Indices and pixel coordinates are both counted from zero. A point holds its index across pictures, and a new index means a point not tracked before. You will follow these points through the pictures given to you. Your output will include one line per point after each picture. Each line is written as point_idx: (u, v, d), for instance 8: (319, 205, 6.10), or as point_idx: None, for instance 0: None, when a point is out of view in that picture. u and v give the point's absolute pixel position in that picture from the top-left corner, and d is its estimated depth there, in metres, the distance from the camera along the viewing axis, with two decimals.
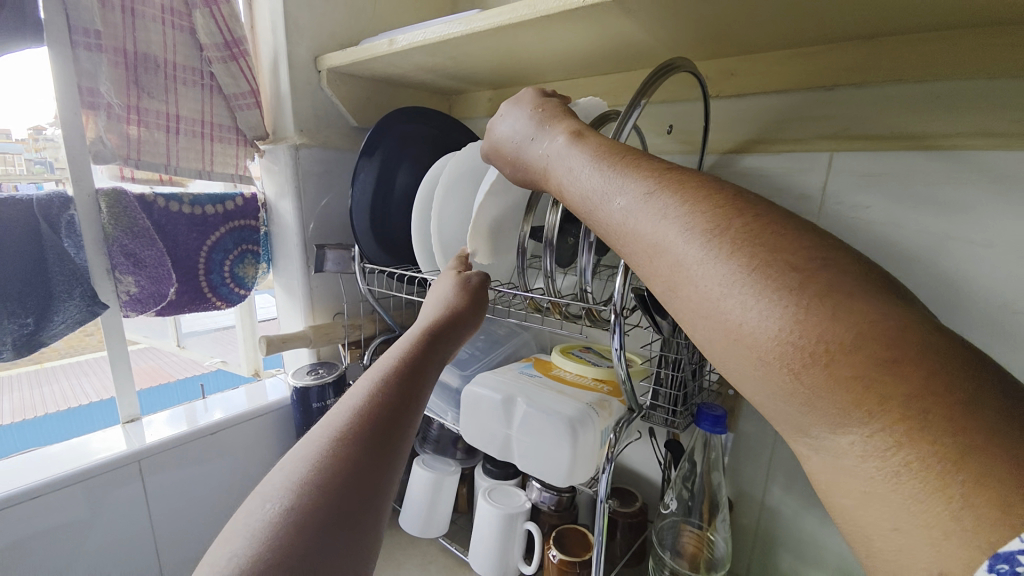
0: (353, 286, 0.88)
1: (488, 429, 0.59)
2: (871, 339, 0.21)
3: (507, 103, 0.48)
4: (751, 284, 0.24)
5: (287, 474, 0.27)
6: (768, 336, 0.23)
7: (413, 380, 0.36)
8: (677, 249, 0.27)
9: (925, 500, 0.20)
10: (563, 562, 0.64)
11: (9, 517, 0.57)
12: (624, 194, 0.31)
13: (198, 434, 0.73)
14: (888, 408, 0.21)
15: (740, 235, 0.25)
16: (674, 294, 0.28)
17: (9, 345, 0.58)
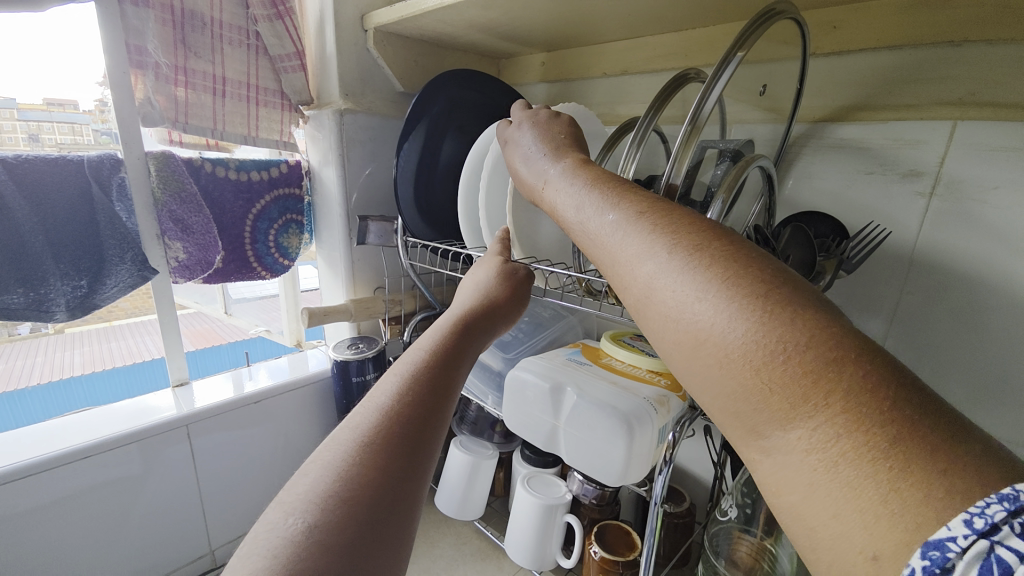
0: (394, 261, 0.86)
1: (533, 417, 0.56)
2: (820, 340, 0.21)
3: (525, 119, 0.47)
4: (723, 288, 0.23)
5: (313, 483, 0.24)
6: (735, 337, 0.23)
7: (445, 373, 0.33)
8: (658, 259, 0.26)
9: (857, 486, 0.19)
10: (605, 560, 0.60)
11: (66, 471, 0.59)
12: (615, 209, 0.30)
13: (243, 401, 0.74)
14: (831, 401, 0.20)
15: (719, 249, 0.25)
16: (646, 309, 0.27)
17: (63, 306, 0.58)
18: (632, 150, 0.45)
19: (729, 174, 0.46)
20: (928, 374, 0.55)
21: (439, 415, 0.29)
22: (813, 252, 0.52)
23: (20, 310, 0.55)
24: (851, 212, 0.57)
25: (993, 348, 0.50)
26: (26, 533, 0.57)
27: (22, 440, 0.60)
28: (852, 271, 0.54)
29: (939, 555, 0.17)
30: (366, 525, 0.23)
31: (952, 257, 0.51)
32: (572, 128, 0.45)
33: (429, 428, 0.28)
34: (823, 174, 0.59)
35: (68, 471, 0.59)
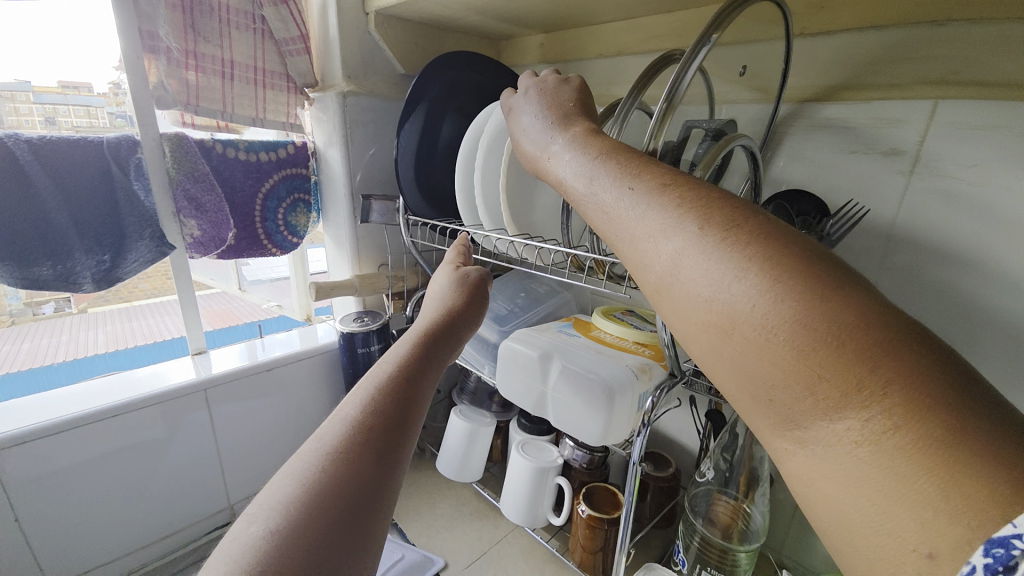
0: (397, 239, 0.89)
1: (524, 384, 0.59)
2: (875, 329, 0.21)
3: (528, 90, 0.46)
4: (771, 272, 0.23)
5: (277, 492, 0.28)
6: (782, 324, 0.23)
7: (411, 384, 0.36)
8: (692, 238, 0.26)
9: (916, 480, 0.20)
10: (591, 517, 0.64)
11: (97, 430, 0.64)
12: (637, 183, 0.29)
13: (256, 369, 0.78)
14: (889, 393, 0.20)
15: (762, 230, 0.25)
16: (673, 295, 0.27)
17: (89, 278, 0.63)
18: (613, 128, 0.47)
19: (709, 152, 0.49)
20: None
21: (409, 421, 0.34)
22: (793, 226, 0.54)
23: (49, 281, 0.60)
24: (835, 190, 0.59)
25: (965, 322, 0.52)
26: (64, 485, 0.63)
27: (56, 400, 0.65)
28: (833, 244, 0.56)
29: (1003, 553, 0.18)
30: (338, 516, 0.27)
31: (930, 233, 0.53)
32: (581, 93, 0.44)
33: (396, 433, 0.32)
34: (811, 154, 0.60)
35: (98, 430, 0.64)
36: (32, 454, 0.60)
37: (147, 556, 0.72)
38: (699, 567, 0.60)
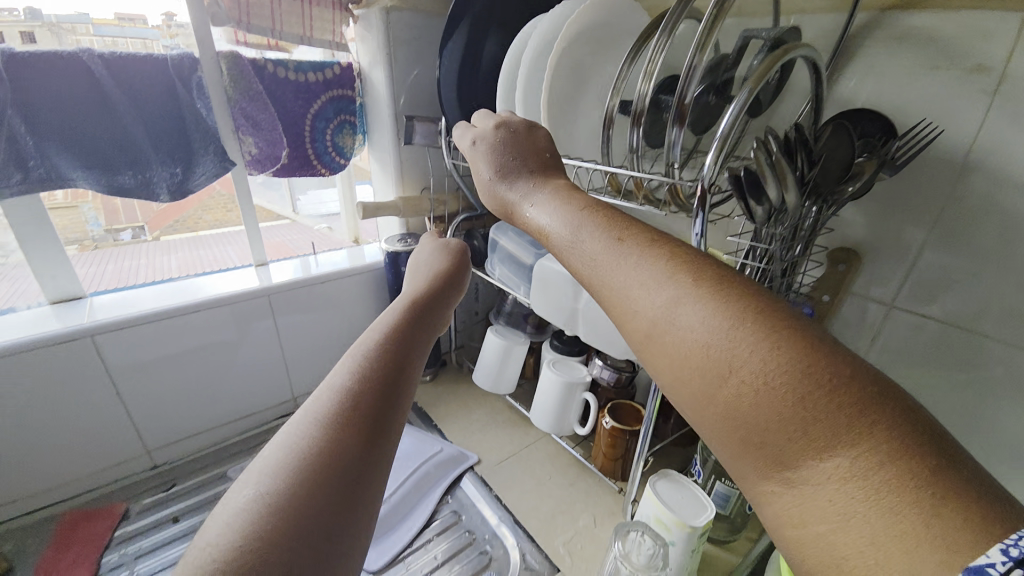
0: (439, 163, 0.91)
1: (557, 301, 0.63)
2: (836, 362, 0.19)
3: (500, 119, 0.43)
4: (733, 305, 0.21)
5: (267, 457, 0.24)
6: (750, 352, 0.20)
7: (408, 355, 0.34)
8: (657, 272, 0.24)
9: (899, 512, 0.16)
10: (614, 428, 0.69)
11: (181, 327, 0.74)
12: (602, 225, 0.28)
13: (310, 281, 0.85)
14: (861, 424, 0.18)
15: (721, 275, 0.23)
16: (638, 324, 0.24)
17: (166, 189, 0.69)
18: (659, 41, 0.46)
19: (761, 65, 0.46)
20: (956, 284, 0.54)
21: (403, 396, 0.31)
22: (852, 150, 0.52)
23: (132, 190, 0.67)
24: (904, 113, 0.54)
25: None
26: (158, 373, 0.74)
27: (147, 296, 0.75)
28: (892, 174, 0.53)
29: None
30: (325, 487, 0.23)
31: (1009, 162, 0.48)
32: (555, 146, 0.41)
33: (395, 409, 0.29)
34: (884, 70, 0.55)
35: (181, 328, 0.74)
36: (124, 341, 0.69)
37: (227, 433, 0.85)
38: (712, 477, 0.65)
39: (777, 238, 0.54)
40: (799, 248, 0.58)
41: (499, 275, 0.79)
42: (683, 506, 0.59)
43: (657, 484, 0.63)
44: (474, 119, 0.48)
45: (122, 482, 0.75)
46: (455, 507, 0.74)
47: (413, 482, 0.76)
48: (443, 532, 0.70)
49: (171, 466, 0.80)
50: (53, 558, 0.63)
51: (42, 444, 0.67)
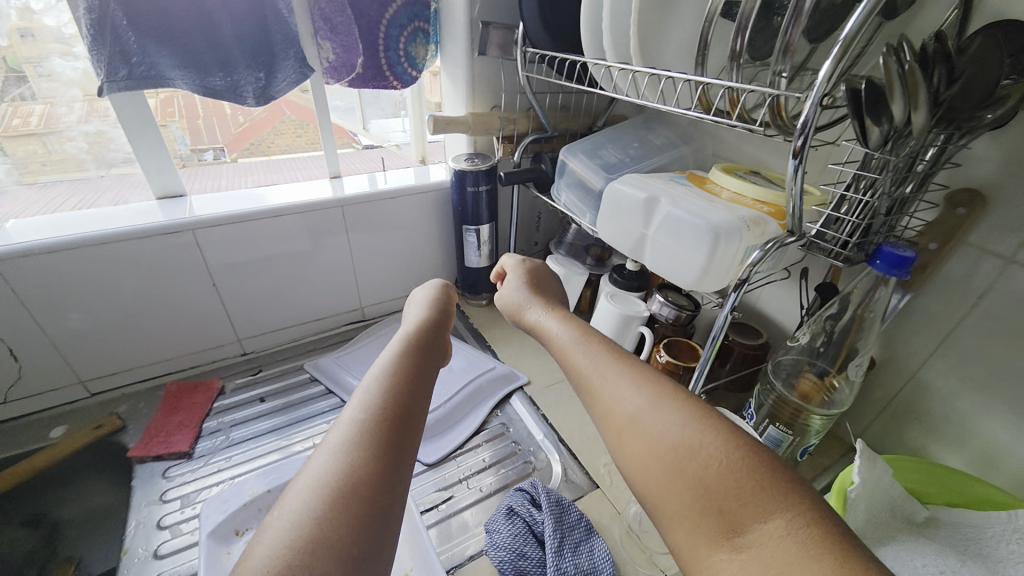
0: (512, 78, 0.86)
1: (625, 228, 0.60)
2: (766, 461, 0.31)
3: (524, 264, 0.69)
4: (705, 421, 0.34)
5: (303, 492, 0.30)
6: (715, 447, 0.32)
7: (412, 389, 0.40)
8: (653, 395, 0.37)
9: (814, 548, 0.25)
10: (669, 363, 0.69)
11: (263, 230, 0.79)
12: (614, 356, 0.44)
13: (379, 196, 0.87)
14: (785, 496, 0.29)
15: (694, 402, 0.37)
16: (628, 424, 0.37)
17: (251, 94, 0.72)
18: None
19: None
20: None
21: (409, 430, 0.36)
22: (1004, 68, 0.40)
23: (223, 92, 0.70)
24: None
25: None
26: (244, 271, 0.81)
27: (236, 199, 0.81)
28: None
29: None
30: (353, 524, 0.29)
31: None
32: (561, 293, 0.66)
33: (403, 447, 0.35)
34: None
35: (262, 231, 0.79)
36: (219, 238, 0.76)
37: (304, 332, 0.93)
38: (766, 421, 0.63)
39: (887, 168, 0.48)
40: (912, 185, 0.50)
41: (565, 202, 0.77)
42: None
43: None
44: (515, 256, 0.73)
45: (218, 363, 0.86)
46: (503, 420, 0.78)
47: (466, 393, 0.80)
48: (490, 440, 0.75)
49: (257, 354, 0.89)
50: (166, 417, 0.74)
51: (155, 326, 0.77)
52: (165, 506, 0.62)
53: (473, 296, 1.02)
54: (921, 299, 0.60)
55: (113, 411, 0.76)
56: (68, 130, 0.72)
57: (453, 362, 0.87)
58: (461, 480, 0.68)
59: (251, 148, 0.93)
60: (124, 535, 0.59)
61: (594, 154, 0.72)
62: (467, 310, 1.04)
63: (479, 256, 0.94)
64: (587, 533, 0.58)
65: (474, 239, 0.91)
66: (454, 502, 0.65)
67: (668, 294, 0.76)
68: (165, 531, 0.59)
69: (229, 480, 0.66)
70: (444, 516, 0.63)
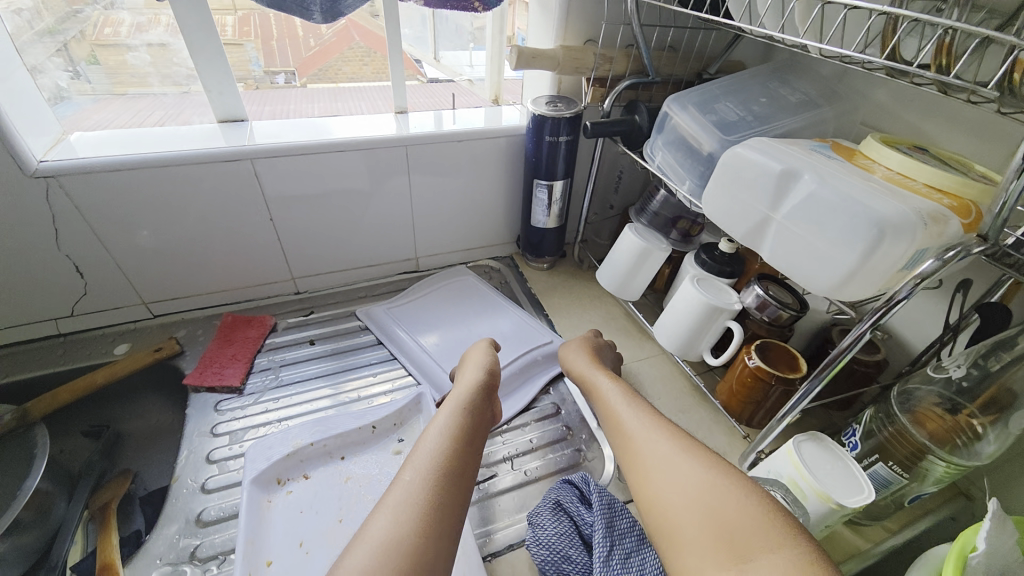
0: (616, 5, 0.72)
1: (744, 205, 0.49)
2: (768, 504, 0.40)
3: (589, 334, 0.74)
4: (722, 472, 0.44)
5: (370, 546, 0.37)
6: (730, 492, 0.42)
7: (462, 460, 0.47)
8: (681, 452, 0.47)
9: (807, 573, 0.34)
10: (759, 369, 0.58)
11: (324, 166, 0.73)
12: (650, 416, 0.53)
13: (446, 138, 0.78)
14: (783, 532, 0.38)
15: (714, 458, 0.46)
16: (663, 479, 0.45)
17: (318, 7, 0.63)
18: None
19: None
20: None
21: (457, 495, 0.43)
22: None
23: (289, 3, 0.62)
24: None
25: None
26: (306, 208, 0.77)
27: (296, 128, 0.75)
28: None
29: None
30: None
31: None
32: (614, 357, 0.72)
33: (456, 514, 0.42)
34: None
35: (322, 167, 0.73)
36: (278, 168, 0.71)
37: (357, 277, 0.90)
38: (873, 456, 0.53)
39: None
40: None
41: (658, 164, 0.65)
42: (832, 480, 0.48)
43: (802, 445, 0.51)
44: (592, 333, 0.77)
45: (273, 299, 0.85)
46: (555, 400, 0.72)
47: (519, 365, 0.75)
48: (540, 419, 0.69)
49: (311, 295, 0.87)
50: (221, 347, 0.74)
51: (214, 255, 0.76)
52: (214, 441, 0.63)
53: (535, 259, 0.94)
54: None
55: (172, 335, 0.77)
56: (128, 41, 0.67)
57: (507, 330, 0.81)
58: (507, 458, 0.63)
59: (320, 75, 0.83)
60: (175, 463, 0.59)
61: (706, 108, 0.59)
62: (526, 272, 0.96)
63: (548, 215, 0.84)
64: (639, 542, 0.52)
65: (545, 196, 0.81)
66: (497, 482, 0.61)
67: (768, 286, 0.64)
68: (213, 466, 0.59)
69: (277, 423, 0.66)
70: (486, 496, 0.59)
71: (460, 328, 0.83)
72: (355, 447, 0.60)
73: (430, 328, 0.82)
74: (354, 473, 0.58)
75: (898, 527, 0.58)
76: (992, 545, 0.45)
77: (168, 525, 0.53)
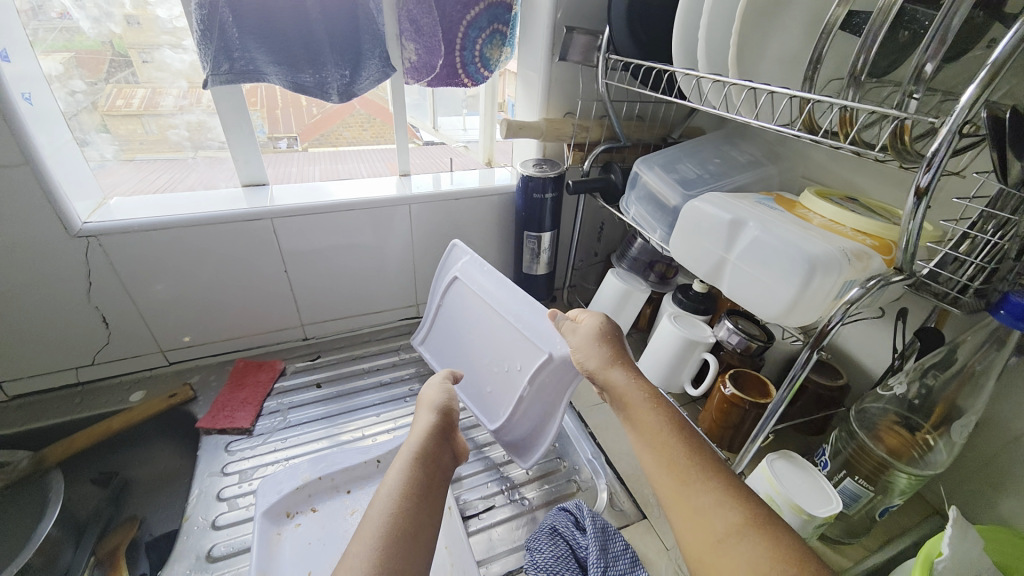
0: (590, 85, 0.85)
1: (703, 248, 0.56)
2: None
3: (596, 315, 0.59)
4: (763, 533, 0.36)
5: None
6: (774, 561, 0.34)
7: (409, 519, 0.44)
8: (712, 502, 0.39)
9: None
10: (734, 396, 0.64)
11: (339, 224, 0.82)
12: (675, 446, 0.44)
13: (445, 196, 0.88)
14: None
15: (752, 509, 0.38)
16: (698, 539, 0.38)
17: (336, 90, 0.74)
18: None
19: None
20: None
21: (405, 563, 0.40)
22: None
23: (311, 88, 0.73)
24: None
25: None
26: (319, 261, 0.85)
27: (311, 189, 0.84)
28: None
29: None
30: None
31: None
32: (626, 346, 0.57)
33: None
34: None
35: (335, 225, 0.82)
36: (295, 226, 0.79)
37: (361, 324, 0.96)
38: (842, 472, 0.57)
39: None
40: None
41: (633, 216, 0.74)
42: (805, 492, 0.52)
43: (776, 462, 0.56)
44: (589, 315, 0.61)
45: (282, 345, 0.90)
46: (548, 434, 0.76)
47: (530, 394, 0.68)
48: None
49: (318, 340, 0.93)
50: (233, 391, 0.78)
51: (231, 306, 0.82)
52: (224, 479, 0.66)
53: None
54: None
55: (186, 381, 0.81)
56: (172, 119, 0.77)
57: (506, 347, 0.71)
58: (505, 490, 0.67)
59: (321, 139, 0.94)
60: (187, 502, 0.62)
61: (670, 168, 0.69)
62: None
63: (537, 262, 0.93)
64: (632, 565, 0.55)
65: (534, 245, 0.90)
66: (495, 513, 0.64)
67: (737, 321, 0.71)
68: (224, 503, 0.62)
69: (285, 462, 0.69)
70: (485, 526, 0.62)
71: (473, 351, 0.77)
72: (360, 482, 0.64)
73: (454, 356, 0.81)
74: (360, 507, 0.61)
75: (877, 545, 0.61)
76: (955, 551, 0.50)
77: (180, 561, 0.56)
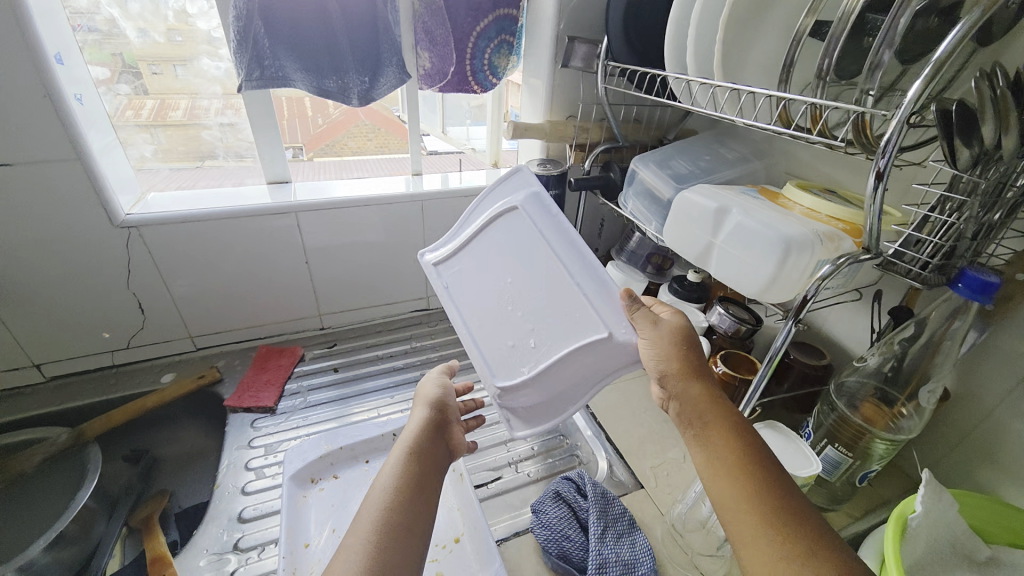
0: (591, 90, 0.91)
1: (693, 235, 0.62)
2: None
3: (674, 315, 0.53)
4: None
5: None
6: None
7: (403, 520, 0.44)
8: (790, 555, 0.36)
9: None
10: (725, 374, 0.69)
11: (357, 219, 0.88)
12: (755, 487, 0.40)
13: (455, 193, 0.94)
14: None
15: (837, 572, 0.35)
16: None
17: (356, 95, 0.81)
18: None
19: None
20: None
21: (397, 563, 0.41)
22: None
23: (333, 93, 0.79)
24: None
25: None
26: (337, 254, 0.90)
27: (331, 187, 0.90)
28: None
29: None
30: None
31: None
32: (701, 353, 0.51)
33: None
34: None
35: (353, 220, 0.88)
36: (316, 221, 0.85)
37: (375, 315, 1.01)
38: (824, 441, 0.62)
39: (976, 193, 0.47)
40: (1001, 212, 0.48)
41: (630, 210, 0.79)
42: (787, 457, 0.57)
43: (761, 431, 0.60)
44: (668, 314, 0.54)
45: (300, 334, 0.95)
46: None
47: (563, 370, 0.58)
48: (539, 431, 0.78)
49: (334, 330, 0.98)
50: (257, 374, 0.84)
51: (255, 295, 0.88)
52: (251, 452, 0.71)
53: None
54: (1001, 336, 0.59)
55: (212, 365, 0.87)
56: (206, 121, 0.84)
57: (551, 314, 0.58)
58: (512, 463, 0.72)
59: (326, 148, 1.01)
60: (218, 471, 0.67)
61: (664, 165, 0.75)
62: None
63: None
64: (631, 527, 0.59)
65: None
66: (502, 482, 0.69)
67: (728, 306, 0.76)
68: (251, 472, 0.67)
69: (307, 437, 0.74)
70: (494, 494, 0.67)
71: (502, 301, 0.63)
72: (378, 453, 0.69)
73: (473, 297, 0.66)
74: None
75: (861, 513, 0.66)
76: (927, 508, 0.53)
77: (213, 521, 0.61)
